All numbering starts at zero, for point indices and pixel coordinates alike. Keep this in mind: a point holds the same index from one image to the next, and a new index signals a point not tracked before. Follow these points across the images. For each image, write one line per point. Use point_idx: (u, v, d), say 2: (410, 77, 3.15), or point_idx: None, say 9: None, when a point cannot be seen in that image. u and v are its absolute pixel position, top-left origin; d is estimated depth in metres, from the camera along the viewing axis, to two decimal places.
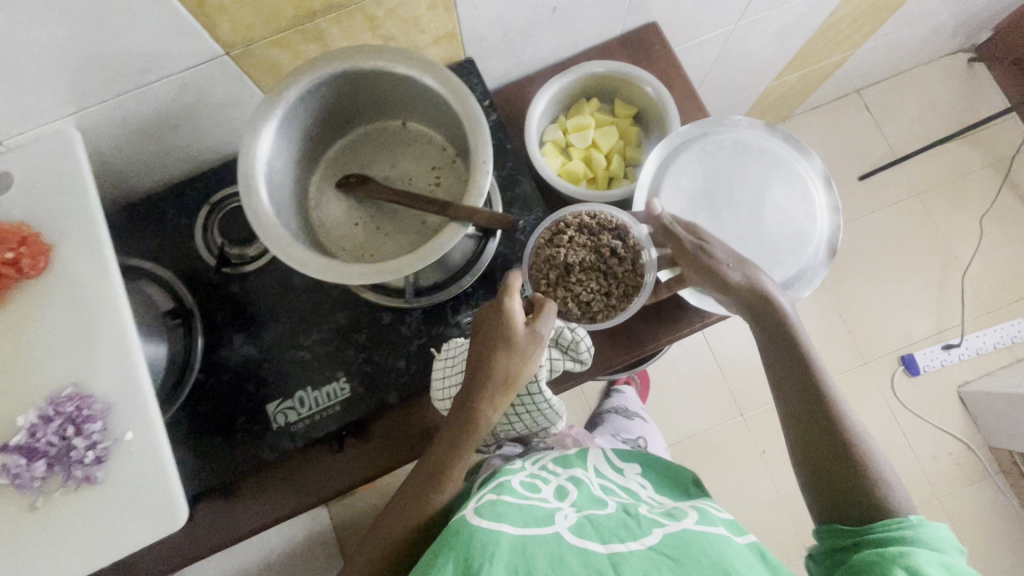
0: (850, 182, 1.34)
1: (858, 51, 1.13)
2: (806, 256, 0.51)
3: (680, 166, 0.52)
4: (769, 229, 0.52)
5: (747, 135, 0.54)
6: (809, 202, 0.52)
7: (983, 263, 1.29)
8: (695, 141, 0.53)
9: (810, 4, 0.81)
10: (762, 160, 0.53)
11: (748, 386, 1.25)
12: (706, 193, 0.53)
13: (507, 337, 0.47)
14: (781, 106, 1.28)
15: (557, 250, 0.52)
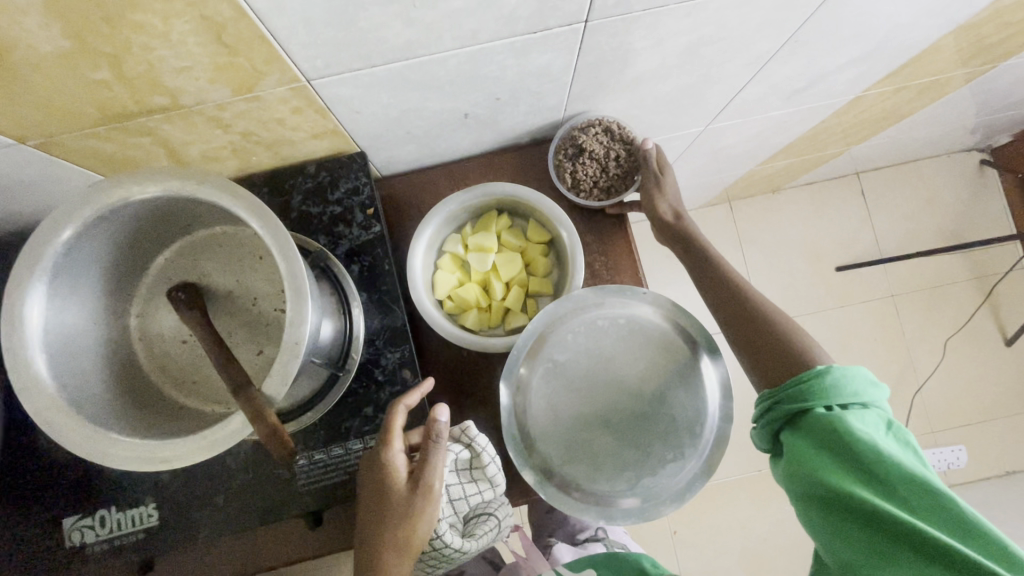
0: (827, 271, 1.27)
1: (860, 145, 1.03)
2: (684, 466, 0.45)
3: (561, 339, 0.47)
4: (649, 430, 0.46)
5: (647, 314, 0.47)
6: (700, 405, 0.46)
7: (940, 380, 1.24)
8: (585, 310, 0.47)
9: (794, 114, 0.72)
10: (657, 344, 0.47)
11: None
12: (587, 371, 0.47)
13: (387, 497, 0.43)
14: (770, 181, 1.18)
15: (583, 131, 0.54)
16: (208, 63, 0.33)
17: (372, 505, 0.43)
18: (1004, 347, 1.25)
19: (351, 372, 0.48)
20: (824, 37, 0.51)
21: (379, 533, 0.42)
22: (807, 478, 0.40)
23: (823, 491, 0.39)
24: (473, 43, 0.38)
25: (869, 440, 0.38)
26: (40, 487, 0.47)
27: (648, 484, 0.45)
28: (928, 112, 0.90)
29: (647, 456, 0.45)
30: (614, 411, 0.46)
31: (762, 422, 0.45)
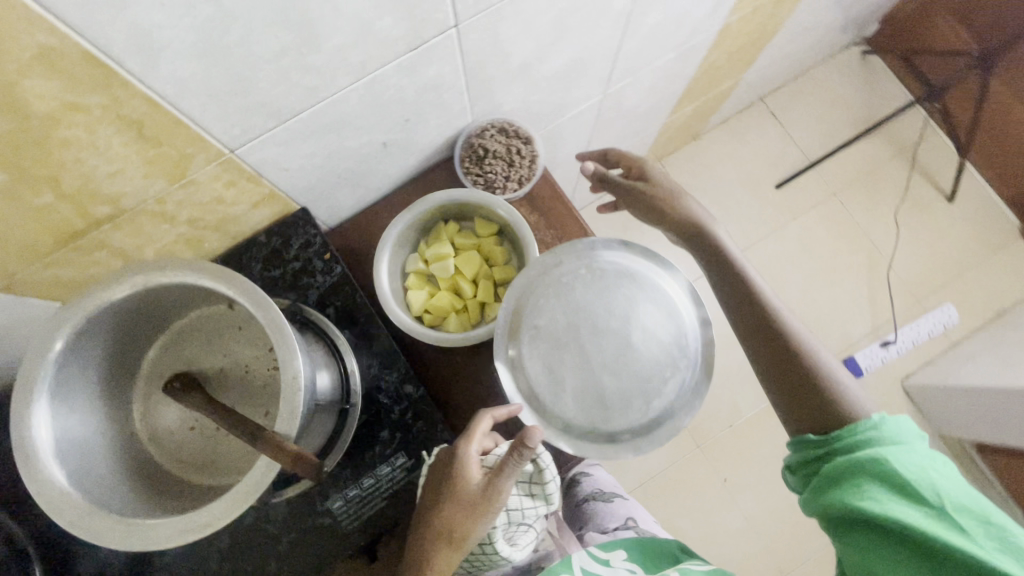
0: (768, 192, 1.34)
1: (752, 69, 1.11)
2: (681, 378, 0.48)
3: (537, 305, 0.50)
4: (641, 358, 0.48)
5: (604, 258, 0.51)
6: (675, 319, 0.49)
7: (904, 253, 1.30)
8: (549, 273, 0.51)
9: (676, 60, 0.79)
10: (622, 280, 0.50)
11: (705, 415, 1.20)
12: (569, 325, 0.49)
13: (456, 488, 0.44)
14: (688, 129, 1.25)
15: (480, 138, 0.59)
16: (137, 159, 0.36)
17: (435, 488, 0.45)
18: (949, 204, 1.32)
19: (357, 404, 0.50)
20: None
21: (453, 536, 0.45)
22: (840, 506, 0.42)
23: (857, 520, 0.42)
24: (366, 73, 0.42)
25: (916, 478, 0.41)
26: None
27: (657, 407, 0.48)
28: (794, 22, 0.99)
29: (647, 381, 0.48)
30: (604, 353, 0.48)
31: (802, 461, 0.47)
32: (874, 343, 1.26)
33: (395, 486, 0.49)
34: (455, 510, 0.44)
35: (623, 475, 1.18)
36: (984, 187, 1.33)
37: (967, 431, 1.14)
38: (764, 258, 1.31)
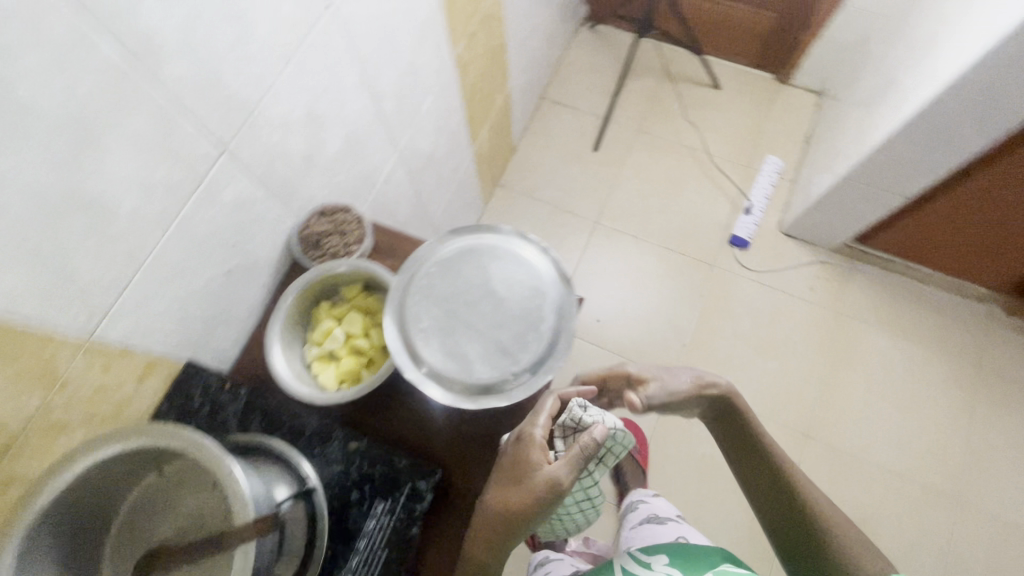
0: (590, 158, 1.54)
1: (513, 78, 1.32)
2: (550, 298, 0.57)
3: (414, 313, 0.56)
4: (513, 302, 0.57)
5: (444, 250, 0.59)
6: (521, 261, 0.59)
7: (714, 139, 1.53)
8: (410, 285, 0.58)
9: (438, 98, 0.94)
10: (467, 257, 0.59)
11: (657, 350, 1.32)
12: (446, 312, 0.56)
13: (524, 464, 0.52)
14: (501, 147, 1.44)
15: (306, 231, 0.68)
16: (4, 382, 0.41)
17: (507, 466, 0.53)
18: (719, 88, 1.58)
19: (318, 484, 0.52)
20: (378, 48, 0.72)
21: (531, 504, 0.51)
22: None
23: None
24: (171, 220, 0.50)
25: None
26: None
27: (546, 328, 0.56)
28: (514, 36, 1.21)
29: (528, 315, 0.56)
30: (484, 315, 0.56)
31: None
32: (739, 216, 1.44)
33: (389, 529, 0.52)
34: (518, 490, 0.51)
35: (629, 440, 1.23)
36: (734, 66, 1.60)
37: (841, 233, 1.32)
38: (619, 206, 1.49)
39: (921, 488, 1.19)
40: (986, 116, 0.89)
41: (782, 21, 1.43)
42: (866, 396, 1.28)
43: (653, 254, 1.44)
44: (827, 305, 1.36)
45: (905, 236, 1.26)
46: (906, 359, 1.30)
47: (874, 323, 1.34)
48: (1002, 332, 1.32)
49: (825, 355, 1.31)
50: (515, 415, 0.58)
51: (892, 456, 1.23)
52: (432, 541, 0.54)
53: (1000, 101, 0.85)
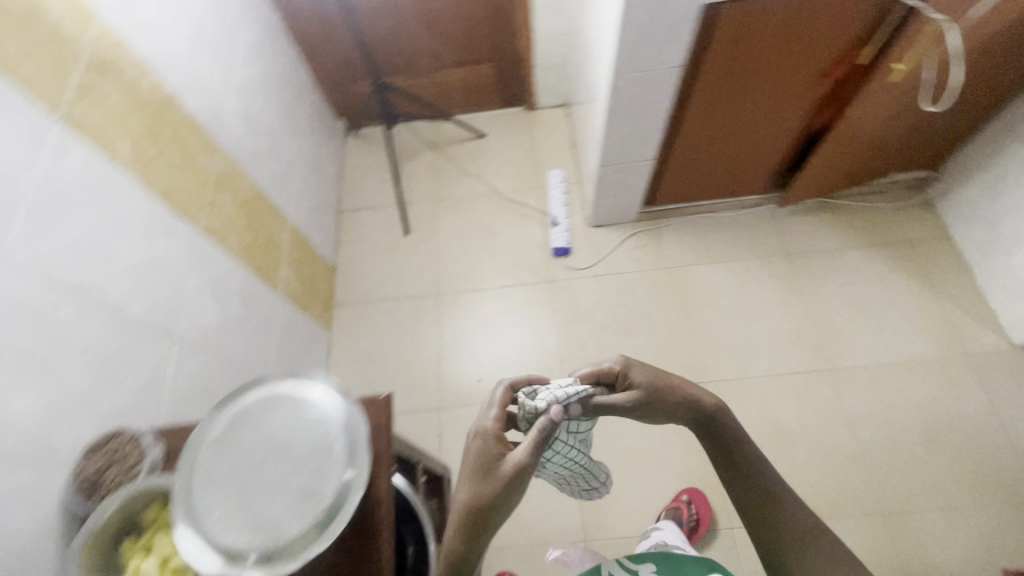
0: (405, 242, 1.62)
1: (292, 214, 1.37)
2: (334, 422, 0.58)
3: (204, 507, 0.53)
4: (300, 444, 0.57)
5: (217, 429, 0.58)
6: (296, 401, 0.60)
7: (502, 178, 1.68)
8: (191, 481, 0.55)
9: (201, 273, 0.95)
10: (243, 424, 0.58)
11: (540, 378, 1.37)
12: (238, 489, 0.54)
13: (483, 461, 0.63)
14: (317, 275, 1.47)
15: (80, 474, 0.61)
16: None
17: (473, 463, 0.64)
18: (485, 136, 1.74)
19: None
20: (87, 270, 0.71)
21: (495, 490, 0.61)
22: None
23: None
24: None
25: None
26: None
27: (340, 451, 0.56)
28: (267, 181, 1.26)
29: (318, 449, 0.56)
30: (277, 471, 0.55)
31: None
32: (551, 230, 1.57)
33: None
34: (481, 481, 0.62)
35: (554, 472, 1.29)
36: (488, 112, 1.78)
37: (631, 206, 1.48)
38: (449, 271, 1.56)
39: (795, 376, 1.33)
40: (648, 86, 1.07)
41: (501, 66, 1.63)
42: (718, 325, 1.42)
43: (497, 297, 1.52)
44: (654, 267, 1.51)
45: (673, 185, 1.42)
46: (731, 278, 1.47)
47: (697, 262, 1.50)
48: (787, 219, 1.53)
49: (672, 308, 1.45)
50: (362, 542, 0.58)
51: (761, 363, 1.36)
52: None
53: (648, 74, 1.03)
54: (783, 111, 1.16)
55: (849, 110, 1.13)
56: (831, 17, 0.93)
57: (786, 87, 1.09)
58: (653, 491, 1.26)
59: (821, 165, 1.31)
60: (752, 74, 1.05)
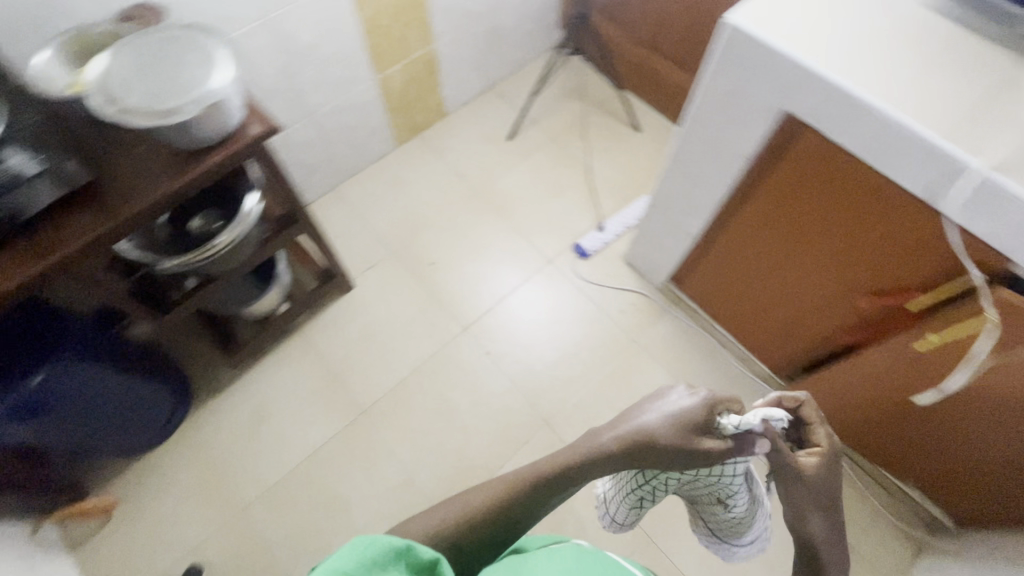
0: (504, 142, 1.75)
1: (440, 48, 1.57)
2: (202, 88, 0.77)
3: (123, 82, 0.77)
4: (166, 95, 0.77)
5: (168, 45, 0.80)
6: (207, 66, 0.79)
7: (610, 166, 1.69)
8: (124, 45, 0.80)
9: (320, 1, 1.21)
10: (169, 51, 0.79)
11: (464, 306, 1.51)
12: (137, 78, 0.78)
13: (651, 421, 0.69)
14: (419, 104, 1.67)
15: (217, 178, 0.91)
16: None
17: (643, 413, 0.72)
18: (636, 131, 1.74)
19: None
20: None
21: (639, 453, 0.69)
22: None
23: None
24: None
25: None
26: None
27: (167, 107, 0.76)
28: (442, 12, 1.48)
29: (166, 108, 0.76)
30: (153, 82, 0.78)
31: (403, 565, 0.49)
32: (594, 230, 1.59)
33: None
34: (636, 428, 0.70)
35: (399, 360, 1.44)
36: (662, 116, 1.77)
37: (661, 270, 1.44)
38: (503, 187, 1.68)
39: None
40: (715, 154, 1.01)
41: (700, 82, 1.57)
42: None
43: (508, 234, 1.61)
44: (631, 330, 1.47)
45: (701, 284, 1.37)
46: None
47: (665, 363, 1.43)
48: None
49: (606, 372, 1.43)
50: (180, 167, 0.84)
51: None
52: (54, 223, 0.79)
53: (716, 142, 0.99)
54: (815, 295, 1.07)
55: (878, 346, 0.99)
56: (893, 224, 0.84)
57: (825, 270, 1.01)
58: (435, 450, 1.33)
59: (846, 390, 1.12)
60: (804, 228, 0.99)
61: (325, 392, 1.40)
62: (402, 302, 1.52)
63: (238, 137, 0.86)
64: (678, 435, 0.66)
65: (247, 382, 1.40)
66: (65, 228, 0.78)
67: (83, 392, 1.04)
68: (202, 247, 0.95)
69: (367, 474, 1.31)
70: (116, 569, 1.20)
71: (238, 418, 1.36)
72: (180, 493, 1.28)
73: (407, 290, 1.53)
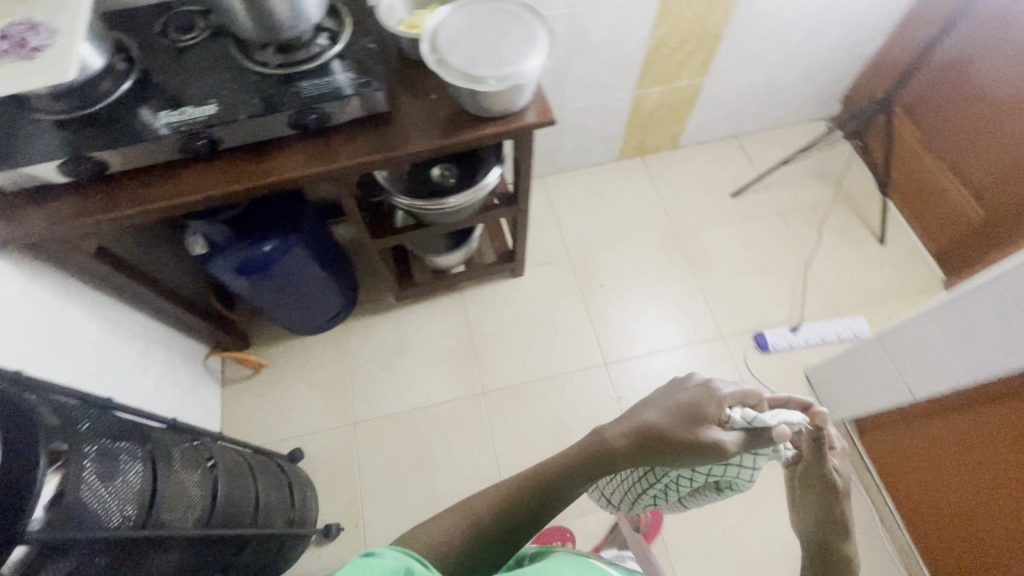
0: (724, 197, 1.63)
1: (708, 84, 1.49)
2: (515, 66, 0.79)
3: (450, 39, 0.82)
4: (480, 61, 0.80)
5: (500, 19, 0.84)
6: (525, 47, 0.81)
7: (828, 268, 1.51)
8: (464, 7, 0.85)
9: (627, 7, 1.19)
10: (498, 25, 0.83)
11: (614, 340, 1.46)
12: (463, 39, 0.82)
13: (663, 414, 0.62)
14: (657, 129, 1.62)
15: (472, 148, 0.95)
16: None
17: (654, 401, 0.64)
18: (875, 243, 1.53)
19: (330, 57, 0.85)
20: None
21: (643, 448, 0.62)
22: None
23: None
24: None
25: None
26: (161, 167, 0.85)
27: (477, 72, 0.79)
28: (730, 52, 1.40)
29: (476, 73, 0.79)
30: (474, 46, 0.81)
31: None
32: (783, 327, 1.43)
33: (330, 80, 0.83)
34: (646, 420, 0.62)
35: (533, 360, 1.44)
36: (913, 239, 1.54)
37: (846, 406, 1.25)
38: (704, 241, 1.58)
39: None
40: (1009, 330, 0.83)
41: (988, 226, 1.33)
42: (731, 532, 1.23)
43: (689, 290, 1.51)
44: None
45: (886, 446, 1.21)
46: (797, 554, 1.20)
47: None
48: None
49: None
50: (457, 127, 0.88)
51: None
52: (340, 134, 0.87)
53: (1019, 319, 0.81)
54: None
55: None
56: None
57: None
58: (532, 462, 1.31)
59: None
60: None
61: (459, 358, 1.45)
62: (559, 309, 1.50)
63: (516, 119, 0.88)
64: (692, 429, 0.59)
65: (400, 315, 1.49)
66: (349, 143, 0.87)
67: (285, 271, 1.18)
68: (436, 199, 1.02)
69: (464, 451, 1.34)
70: (242, 419, 1.36)
71: (380, 343, 1.46)
72: (311, 383, 1.41)
73: (567, 300, 1.52)
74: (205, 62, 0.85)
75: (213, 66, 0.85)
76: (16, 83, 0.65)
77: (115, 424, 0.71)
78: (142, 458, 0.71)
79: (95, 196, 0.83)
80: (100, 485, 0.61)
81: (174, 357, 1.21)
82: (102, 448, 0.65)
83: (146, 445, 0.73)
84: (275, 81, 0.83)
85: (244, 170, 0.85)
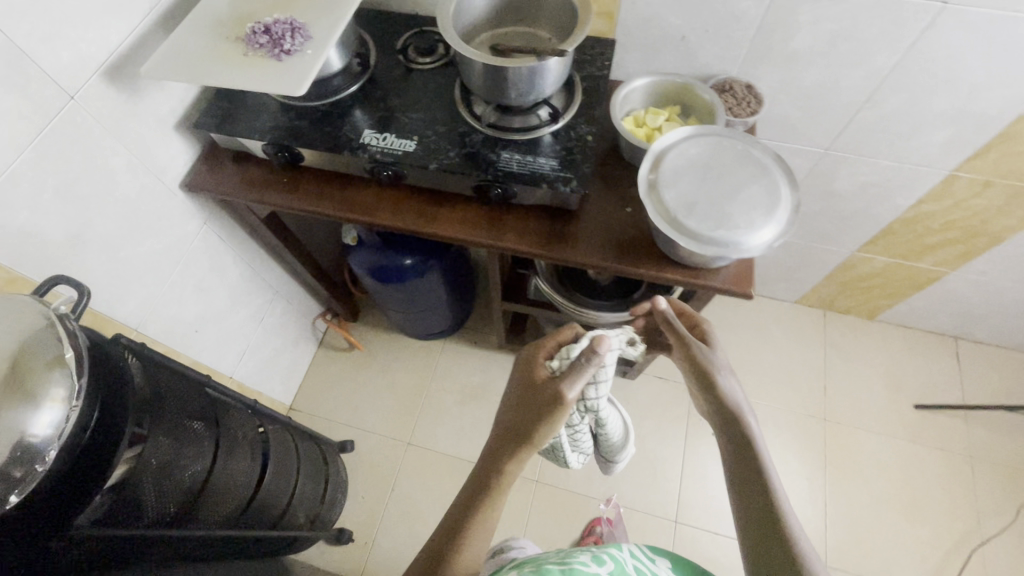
0: (904, 405, 1.33)
1: (952, 278, 1.20)
2: (737, 234, 0.66)
3: (676, 167, 0.71)
4: (699, 210, 0.68)
5: (744, 166, 0.71)
6: (759, 214, 0.67)
7: (1005, 558, 1.17)
8: (709, 135, 0.73)
9: (896, 171, 0.97)
10: (739, 173, 0.70)
11: (698, 500, 1.26)
12: (691, 173, 0.70)
13: (519, 396, 0.66)
14: (859, 294, 1.35)
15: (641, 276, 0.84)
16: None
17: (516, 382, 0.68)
18: None
19: (543, 135, 0.78)
20: (900, 116, 0.87)
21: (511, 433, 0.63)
22: None
23: None
24: (701, 32, 0.83)
25: None
26: (345, 175, 0.86)
27: (689, 221, 0.67)
28: (1002, 258, 1.10)
29: (687, 222, 0.67)
30: (698, 187, 0.69)
31: None
32: None
33: (533, 161, 0.76)
34: (511, 409, 0.65)
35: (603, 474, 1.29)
36: None
37: None
38: (857, 442, 1.30)
39: None
40: None
41: None
42: None
43: (813, 491, 1.25)
44: None
45: None
46: None
47: None
48: None
49: None
50: (643, 257, 0.76)
51: None
52: (518, 212, 0.81)
53: None
54: None
55: None
56: None
57: None
58: None
59: None
60: None
61: None
62: (654, 434, 1.34)
63: (709, 274, 0.75)
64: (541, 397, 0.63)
65: (495, 358, 1.44)
66: (521, 222, 0.80)
67: (409, 286, 1.18)
68: (576, 303, 0.93)
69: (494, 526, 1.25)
70: (318, 386, 1.41)
71: (464, 376, 1.42)
72: (390, 383, 1.42)
73: (668, 428, 1.35)
74: (425, 92, 0.84)
75: (431, 98, 0.83)
76: (256, 82, 0.67)
77: (198, 406, 0.72)
78: (208, 446, 0.72)
79: (284, 178, 0.86)
80: (157, 477, 0.62)
81: (288, 310, 1.27)
82: (177, 435, 0.66)
83: (217, 432, 0.74)
84: (480, 139, 0.79)
85: (409, 205, 0.82)
